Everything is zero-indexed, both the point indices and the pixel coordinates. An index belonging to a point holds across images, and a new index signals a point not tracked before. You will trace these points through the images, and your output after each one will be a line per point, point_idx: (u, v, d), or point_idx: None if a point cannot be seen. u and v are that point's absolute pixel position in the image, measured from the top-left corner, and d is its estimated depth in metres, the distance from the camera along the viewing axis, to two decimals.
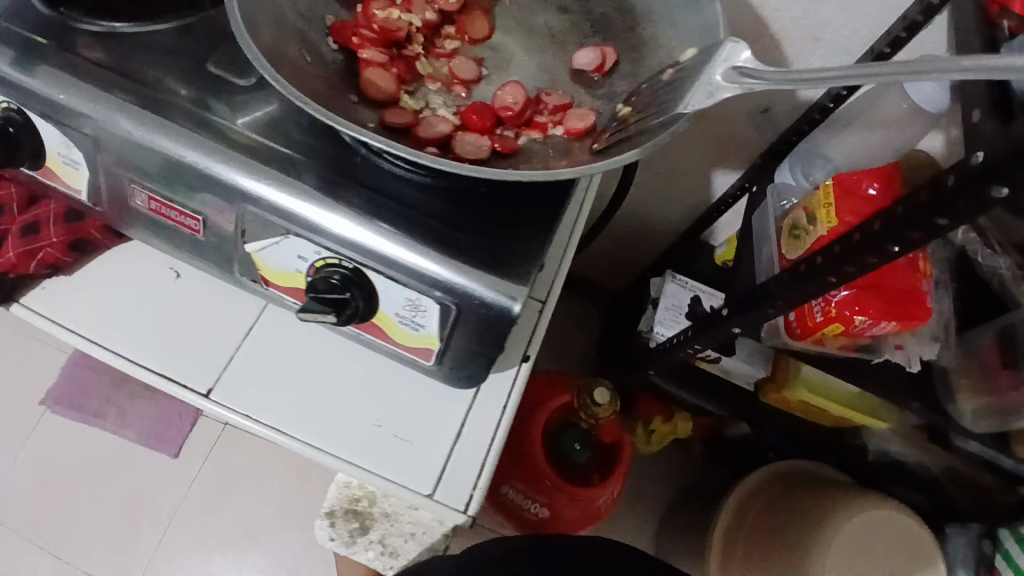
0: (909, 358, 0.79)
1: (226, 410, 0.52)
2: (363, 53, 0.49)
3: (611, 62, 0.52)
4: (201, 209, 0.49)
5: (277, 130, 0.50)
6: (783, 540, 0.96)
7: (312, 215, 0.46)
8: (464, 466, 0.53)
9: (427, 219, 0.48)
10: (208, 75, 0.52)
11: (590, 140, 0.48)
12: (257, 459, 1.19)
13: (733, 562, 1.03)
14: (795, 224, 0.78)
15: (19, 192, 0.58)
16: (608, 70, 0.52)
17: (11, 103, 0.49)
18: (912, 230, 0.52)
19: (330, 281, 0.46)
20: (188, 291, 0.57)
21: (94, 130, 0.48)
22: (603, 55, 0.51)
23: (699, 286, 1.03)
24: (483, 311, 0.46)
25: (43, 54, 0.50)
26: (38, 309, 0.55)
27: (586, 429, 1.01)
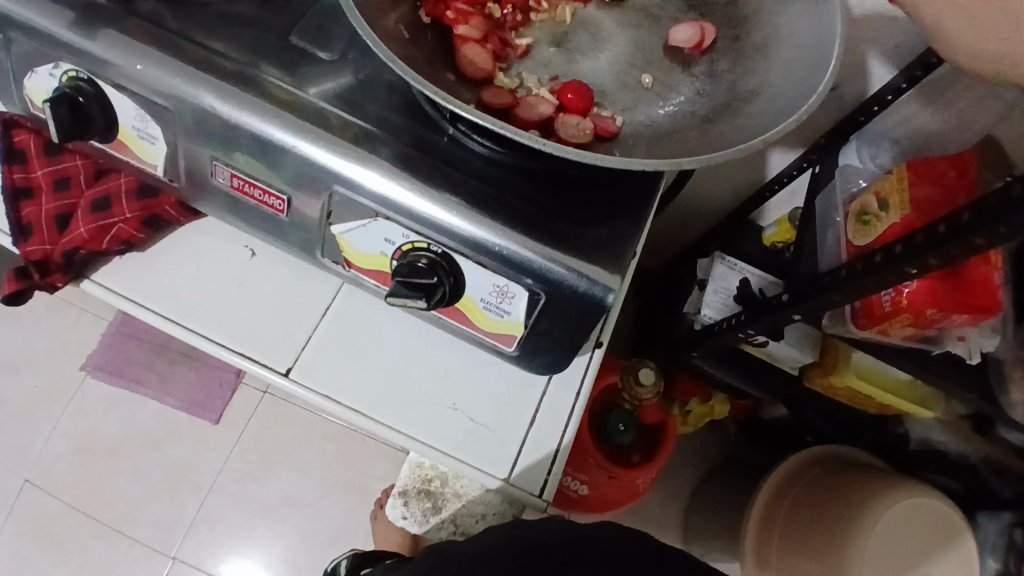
0: (969, 350, 0.78)
1: (305, 390, 0.53)
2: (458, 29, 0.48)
3: (710, 40, 0.51)
4: (286, 188, 0.48)
5: (356, 107, 0.49)
6: (825, 520, 0.94)
7: (403, 197, 0.45)
8: (538, 452, 0.53)
9: (518, 204, 0.47)
10: (292, 49, 0.51)
11: (692, 125, 0.48)
12: (295, 430, 1.20)
13: (769, 538, 1.01)
14: (863, 208, 0.75)
15: (87, 165, 0.57)
16: (707, 47, 0.51)
17: (82, 72, 0.48)
18: (1000, 223, 0.49)
19: (416, 265, 0.45)
20: (263, 270, 0.56)
21: (175, 104, 0.47)
22: (703, 31, 0.50)
23: (749, 267, 0.99)
24: (573, 300, 0.45)
25: (115, 20, 0.48)
26: (113, 288, 0.55)
27: (630, 411, 1.03)
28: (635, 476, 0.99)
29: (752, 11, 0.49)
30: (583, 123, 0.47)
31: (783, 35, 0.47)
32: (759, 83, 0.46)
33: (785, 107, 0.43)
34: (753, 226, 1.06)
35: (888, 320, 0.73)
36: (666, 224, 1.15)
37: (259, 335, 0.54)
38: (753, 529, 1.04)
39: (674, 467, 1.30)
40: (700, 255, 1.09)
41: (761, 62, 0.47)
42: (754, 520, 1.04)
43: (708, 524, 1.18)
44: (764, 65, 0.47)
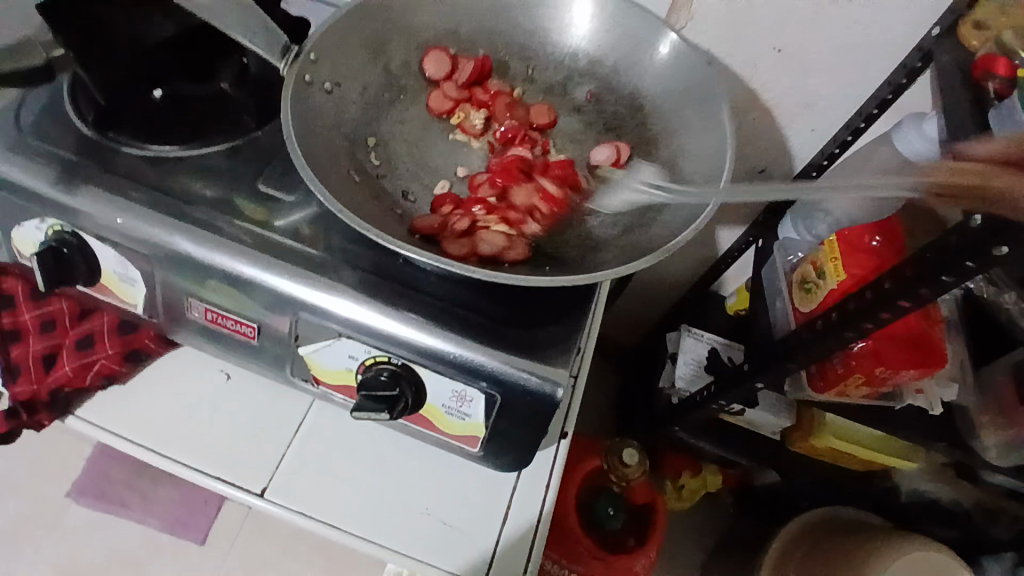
0: (931, 402, 0.79)
1: (280, 508, 0.54)
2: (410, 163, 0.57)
3: (625, 155, 0.59)
4: (256, 317, 0.52)
5: (320, 236, 0.54)
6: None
7: (363, 319, 0.49)
8: (513, 548, 0.54)
9: (469, 314, 0.51)
10: (260, 193, 0.57)
11: (616, 231, 0.54)
12: (281, 545, 1.17)
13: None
14: (805, 276, 0.80)
15: (71, 305, 0.60)
16: (624, 161, 0.58)
17: (66, 226, 0.53)
18: (922, 285, 0.54)
19: (380, 377, 0.49)
20: (239, 391, 0.59)
21: (153, 250, 0.52)
22: (618, 150, 0.58)
23: (715, 337, 1.03)
24: (527, 397, 0.49)
25: (99, 178, 0.54)
26: (98, 422, 0.57)
27: (618, 493, 1.02)
28: (631, 562, 0.97)
29: (660, 131, 0.60)
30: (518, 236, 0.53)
31: (687, 152, 0.57)
32: (669, 195, 0.55)
33: (688, 216, 0.52)
34: (714, 298, 1.11)
35: (843, 382, 0.77)
36: (634, 303, 1.20)
37: (235, 457, 0.56)
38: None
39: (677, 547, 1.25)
40: (668, 329, 1.13)
41: (671, 175, 0.57)
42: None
43: None
44: (672, 178, 0.56)
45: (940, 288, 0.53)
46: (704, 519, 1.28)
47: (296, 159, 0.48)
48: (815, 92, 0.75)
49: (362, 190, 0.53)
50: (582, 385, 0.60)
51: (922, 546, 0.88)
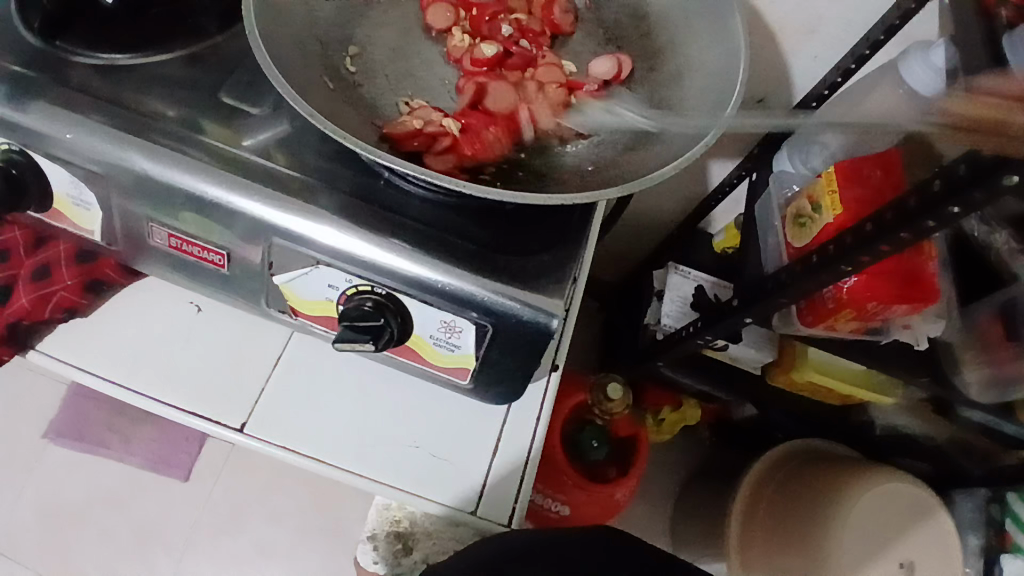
0: (916, 336, 0.79)
1: (260, 443, 0.52)
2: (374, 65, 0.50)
3: (627, 70, 0.54)
4: (226, 243, 0.48)
5: (292, 155, 0.49)
6: (806, 500, 0.96)
7: (342, 244, 0.46)
8: (504, 481, 0.53)
9: (458, 240, 0.48)
10: (223, 106, 0.51)
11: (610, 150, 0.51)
12: (266, 476, 1.18)
13: (753, 518, 1.03)
14: (800, 211, 0.76)
15: (27, 234, 0.56)
16: (625, 77, 0.54)
17: (11, 144, 0.48)
18: (925, 219, 0.51)
19: (362, 308, 0.46)
20: (212, 324, 0.56)
21: (107, 169, 0.47)
22: (620, 64, 0.54)
23: (703, 274, 1.02)
24: (519, 328, 0.46)
25: (44, 90, 0.48)
26: (62, 358, 0.53)
27: (602, 426, 1.03)
28: (612, 490, 1.00)
29: (665, 44, 0.55)
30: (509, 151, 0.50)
31: (695, 66, 0.53)
32: (672, 113, 0.51)
33: (695, 134, 0.48)
34: (704, 234, 1.08)
35: (832, 316, 0.76)
36: (622, 239, 1.17)
37: (211, 391, 0.53)
38: (738, 511, 1.04)
39: (654, 475, 1.29)
40: (656, 266, 1.11)
41: (676, 92, 0.53)
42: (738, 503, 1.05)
43: (691, 529, 1.19)
44: (678, 95, 0.52)
45: (945, 221, 0.50)
46: (684, 451, 1.32)
47: (263, 63, 0.43)
48: (822, 12, 0.69)
49: (335, 105, 0.48)
50: (575, 316, 0.58)
51: (898, 476, 0.92)
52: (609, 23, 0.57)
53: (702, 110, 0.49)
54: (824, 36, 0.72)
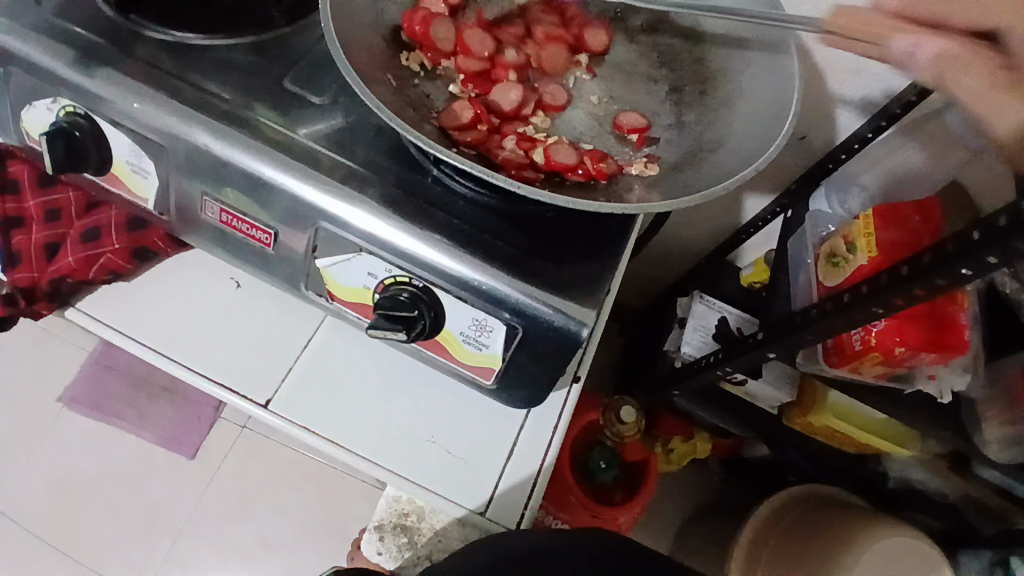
0: (941, 389, 0.78)
1: (282, 422, 0.53)
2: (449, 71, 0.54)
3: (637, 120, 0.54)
4: (273, 224, 0.50)
5: (344, 145, 0.51)
6: (819, 533, 0.95)
7: (384, 233, 0.47)
8: (515, 486, 0.54)
9: (498, 241, 0.49)
10: (284, 93, 0.53)
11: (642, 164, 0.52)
12: (272, 462, 1.19)
13: (764, 538, 1.02)
14: (833, 250, 0.75)
15: (78, 197, 0.58)
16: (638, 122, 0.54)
17: (79, 108, 0.50)
18: (962, 266, 0.50)
19: (399, 298, 0.47)
20: (247, 300, 0.58)
21: (171, 142, 0.49)
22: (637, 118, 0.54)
23: (728, 306, 1.01)
24: (549, 333, 0.47)
25: (117, 62, 0.51)
26: (102, 319, 0.55)
27: (612, 448, 1.01)
28: (618, 515, 0.99)
29: (718, 70, 0.55)
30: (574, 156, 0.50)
31: (746, 90, 0.53)
32: (721, 136, 0.51)
33: (744, 156, 0.48)
34: (732, 266, 1.08)
35: (858, 359, 0.75)
36: (647, 262, 1.17)
37: (240, 366, 0.55)
38: (752, 527, 1.04)
39: (659, 504, 1.27)
40: (680, 293, 1.11)
41: (725, 116, 0.53)
42: (744, 541, 1.04)
43: (694, 564, 1.17)
44: (727, 119, 0.52)
45: (983, 270, 0.49)
46: (691, 483, 1.29)
47: (333, 53, 0.45)
48: (873, 56, 0.69)
49: (395, 99, 0.49)
50: (602, 329, 0.59)
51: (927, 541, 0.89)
52: (663, 47, 0.59)
53: (753, 133, 0.50)
54: (869, 80, 0.72)
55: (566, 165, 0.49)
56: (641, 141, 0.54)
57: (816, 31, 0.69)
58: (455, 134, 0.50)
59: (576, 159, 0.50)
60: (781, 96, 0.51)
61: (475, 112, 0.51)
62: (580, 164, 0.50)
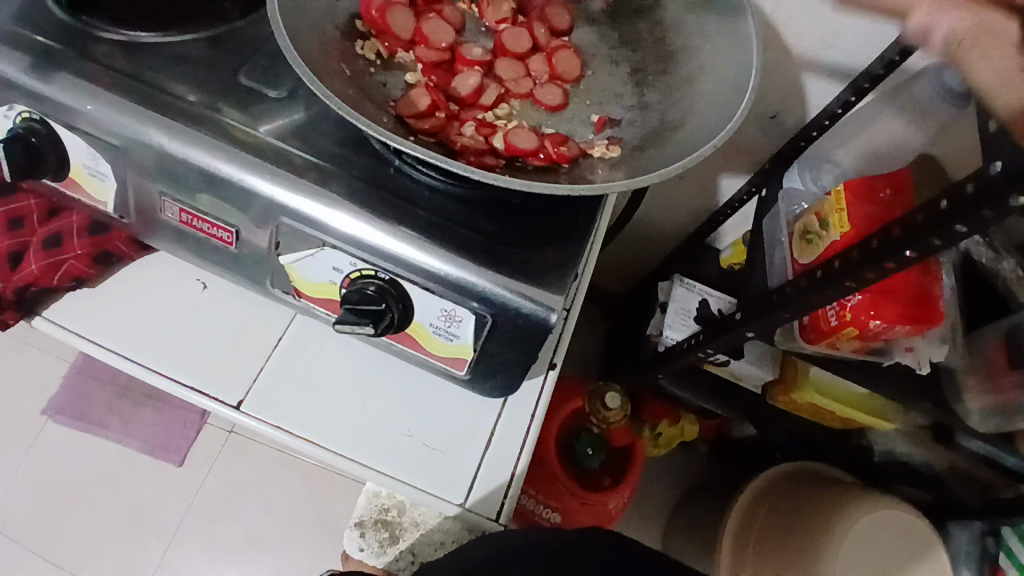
0: (919, 360, 0.78)
1: (256, 422, 0.53)
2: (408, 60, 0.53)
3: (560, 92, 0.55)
4: (235, 222, 0.49)
5: (304, 139, 0.50)
6: (814, 501, 0.96)
7: (347, 227, 0.46)
8: (494, 477, 0.53)
9: (464, 230, 0.48)
10: (242, 88, 0.52)
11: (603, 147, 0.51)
12: (261, 465, 1.18)
13: (754, 514, 1.03)
14: (807, 227, 0.76)
15: (40, 204, 0.56)
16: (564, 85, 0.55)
17: (34, 112, 0.49)
18: (931, 236, 0.50)
19: (365, 292, 0.46)
20: (216, 301, 0.57)
21: (125, 143, 0.48)
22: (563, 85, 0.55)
23: (709, 288, 1.02)
24: (519, 320, 0.47)
25: (67, 62, 0.49)
26: (66, 326, 0.54)
27: (598, 434, 1.03)
28: (607, 500, 0.99)
29: (679, 48, 0.55)
30: (534, 141, 0.50)
31: (708, 68, 0.53)
32: (683, 115, 0.51)
33: (708, 133, 0.48)
34: (711, 249, 1.08)
35: (834, 334, 0.76)
36: (628, 248, 1.17)
37: (211, 367, 0.54)
38: (747, 498, 1.05)
39: (650, 489, 1.28)
40: (661, 278, 1.11)
41: (688, 94, 0.53)
42: (730, 526, 1.04)
43: (686, 546, 1.18)
44: (689, 98, 0.52)
45: (952, 239, 0.49)
46: (680, 466, 1.30)
47: (284, 44, 0.44)
48: (838, 31, 0.69)
49: (353, 90, 0.49)
50: (576, 315, 0.59)
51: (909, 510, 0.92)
52: (624, 28, 0.58)
53: (716, 110, 0.50)
54: (836, 56, 0.72)
55: (527, 149, 0.49)
56: (603, 124, 0.54)
57: (782, 8, 0.69)
58: (413, 122, 0.49)
59: (537, 144, 0.50)
60: (743, 71, 0.50)
61: (433, 100, 0.50)
62: (541, 148, 0.49)
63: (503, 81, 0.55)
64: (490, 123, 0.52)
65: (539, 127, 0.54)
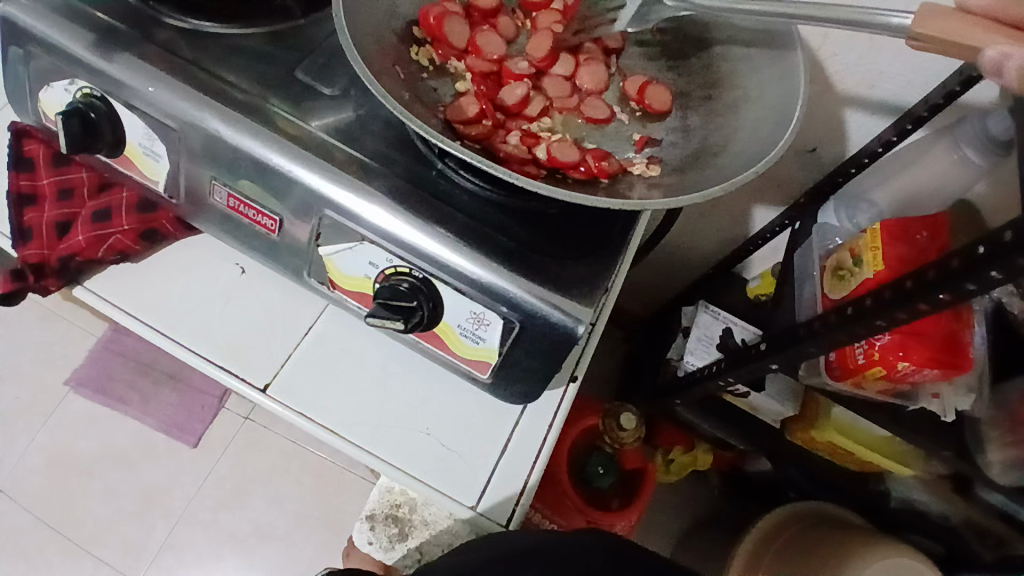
0: (944, 408, 0.77)
1: (280, 407, 0.54)
2: (460, 68, 0.55)
3: (632, 85, 0.57)
4: (279, 210, 0.50)
5: (351, 136, 0.52)
6: (832, 544, 0.92)
7: (387, 224, 0.47)
8: (507, 483, 0.54)
9: (499, 236, 0.49)
10: (297, 83, 0.54)
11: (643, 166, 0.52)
12: (273, 456, 1.19)
13: (764, 553, 1.01)
14: (840, 263, 0.75)
15: (92, 178, 0.60)
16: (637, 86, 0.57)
17: (95, 90, 0.51)
18: (966, 281, 0.49)
19: (398, 288, 0.48)
20: (252, 286, 0.58)
21: (182, 126, 0.50)
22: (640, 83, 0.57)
23: (734, 317, 1.00)
24: (546, 329, 0.47)
25: (132, 45, 0.52)
26: (109, 297, 0.57)
27: (610, 454, 1.02)
28: (613, 521, 0.98)
29: (725, 74, 0.55)
30: (577, 155, 0.51)
31: (753, 97, 0.53)
32: (726, 140, 0.52)
33: (748, 158, 0.48)
34: (739, 278, 1.07)
35: (860, 373, 0.74)
36: (655, 270, 1.17)
37: (241, 349, 0.55)
38: (756, 536, 1.03)
39: (657, 515, 1.26)
40: (685, 303, 1.11)
41: (731, 120, 0.53)
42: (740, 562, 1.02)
43: None
44: (733, 123, 0.53)
45: (988, 286, 0.48)
46: (689, 495, 1.28)
47: (344, 44, 0.45)
48: (884, 69, 0.69)
49: (404, 92, 0.50)
50: (601, 330, 0.59)
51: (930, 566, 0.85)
52: (673, 51, 0.59)
53: (758, 137, 0.50)
54: (882, 94, 0.71)
55: (568, 162, 0.50)
56: (644, 143, 0.55)
57: (829, 43, 0.68)
58: (461, 127, 0.50)
59: (579, 157, 0.51)
60: (788, 100, 0.50)
61: (481, 108, 0.51)
62: (582, 161, 0.50)
63: (550, 94, 0.56)
64: (535, 133, 0.53)
65: (582, 142, 0.55)
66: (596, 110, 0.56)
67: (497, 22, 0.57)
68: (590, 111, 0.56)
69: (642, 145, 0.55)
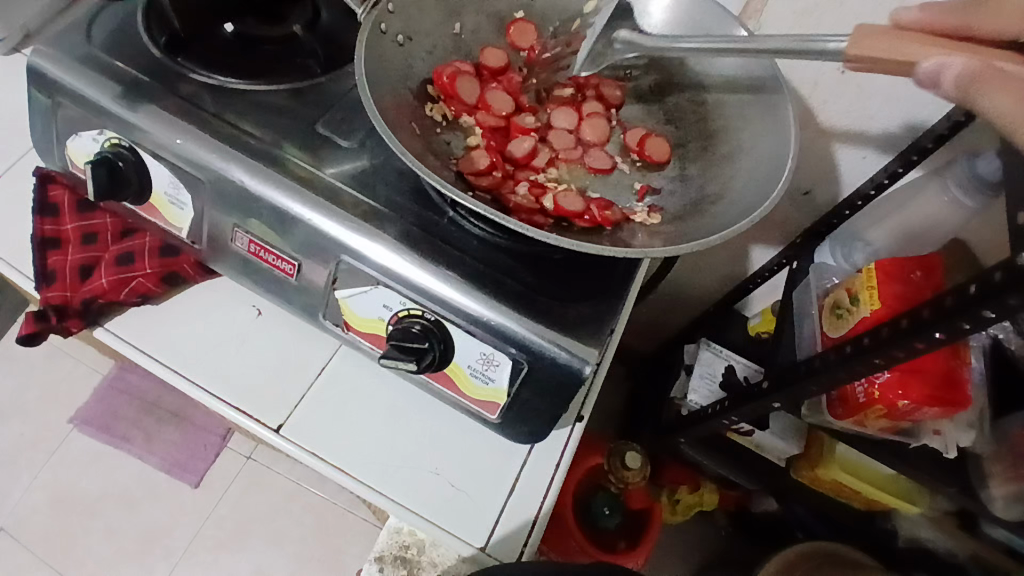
0: (946, 444, 0.77)
1: (293, 447, 0.55)
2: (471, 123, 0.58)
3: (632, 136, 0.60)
4: (298, 256, 0.53)
5: (367, 184, 0.54)
6: None
7: (402, 268, 0.50)
8: (515, 523, 0.54)
9: (508, 279, 0.51)
10: (316, 135, 0.57)
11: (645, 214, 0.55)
12: (276, 494, 1.19)
13: None
14: (837, 302, 0.77)
15: (115, 223, 0.63)
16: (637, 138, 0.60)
17: (124, 140, 0.54)
18: (960, 320, 0.51)
19: (411, 330, 0.49)
20: (267, 328, 0.60)
21: (208, 176, 0.53)
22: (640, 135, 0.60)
23: (736, 354, 1.01)
24: (554, 369, 0.49)
25: (163, 100, 0.55)
26: (129, 339, 0.59)
27: (615, 494, 1.01)
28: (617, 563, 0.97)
29: (720, 127, 0.58)
30: (581, 204, 0.53)
31: (747, 148, 0.56)
32: (722, 189, 0.54)
33: (745, 207, 0.51)
34: (739, 315, 1.09)
35: (862, 411, 0.75)
36: (656, 308, 1.19)
37: (256, 390, 0.57)
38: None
39: (664, 557, 1.25)
40: (687, 340, 1.12)
41: (726, 170, 0.56)
42: None
43: None
44: (728, 173, 0.55)
45: (982, 324, 0.50)
46: (695, 536, 1.27)
47: (365, 102, 0.49)
48: (873, 117, 0.72)
49: (418, 144, 0.53)
50: (606, 369, 0.60)
51: None
52: (670, 105, 0.62)
53: (753, 186, 0.53)
54: (872, 140, 0.75)
55: (573, 210, 0.52)
56: (644, 192, 0.58)
57: (820, 92, 0.72)
58: (472, 178, 0.53)
59: (583, 207, 0.53)
60: (779, 153, 0.54)
61: (491, 160, 0.54)
62: (586, 211, 0.53)
63: (554, 146, 0.59)
64: (541, 184, 0.56)
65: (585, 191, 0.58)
66: (599, 161, 0.59)
67: (504, 80, 0.60)
68: (593, 163, 0.59)
69: (643, 193, 0.57)
